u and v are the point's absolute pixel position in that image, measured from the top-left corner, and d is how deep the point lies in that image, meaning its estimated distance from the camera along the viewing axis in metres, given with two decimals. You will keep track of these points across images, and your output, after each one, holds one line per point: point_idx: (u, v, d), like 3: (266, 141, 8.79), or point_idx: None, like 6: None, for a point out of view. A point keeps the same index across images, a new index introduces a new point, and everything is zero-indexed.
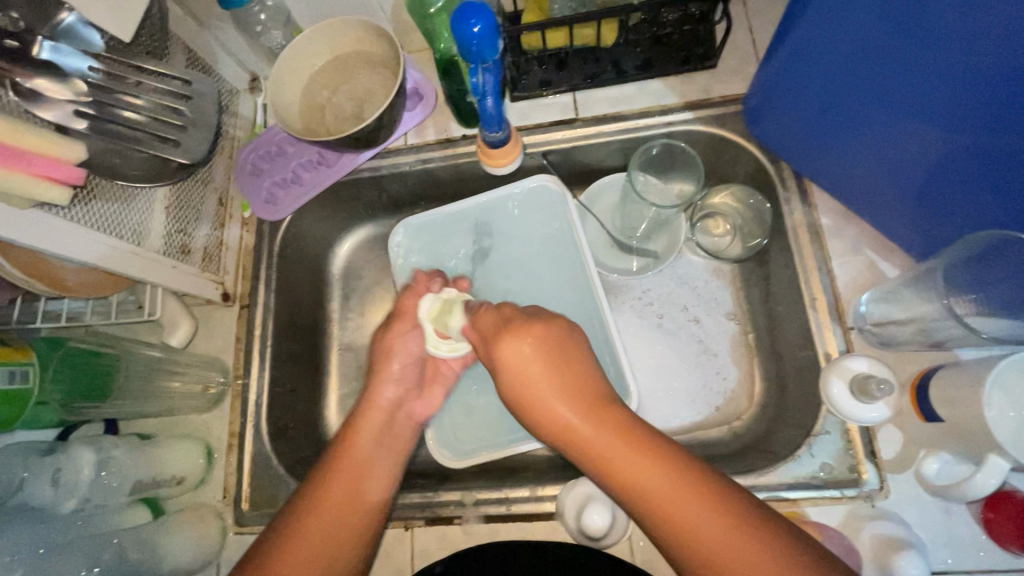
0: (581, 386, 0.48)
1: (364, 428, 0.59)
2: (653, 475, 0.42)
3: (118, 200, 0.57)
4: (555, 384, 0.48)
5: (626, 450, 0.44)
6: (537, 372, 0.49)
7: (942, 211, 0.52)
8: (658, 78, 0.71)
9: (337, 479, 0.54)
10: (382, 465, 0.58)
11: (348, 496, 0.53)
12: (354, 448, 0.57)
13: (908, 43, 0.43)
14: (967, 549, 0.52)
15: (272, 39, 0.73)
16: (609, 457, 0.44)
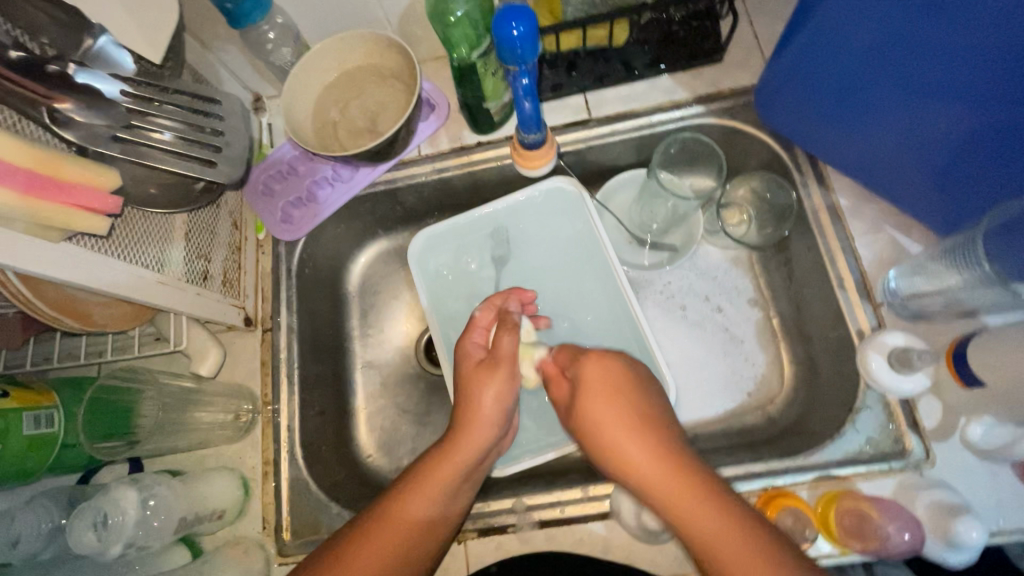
0: (638, 426, 0.54)
1: (450, 454, 0.56)
2: (694, 504, 0.48)
3: (143, 229, 0.55)
4: (617, 419, 0.55)
5: (676, 487, 0.49)
6: (605, 405, 0.56)
7: (969, 183, 0.54)
8: (667, 74, 0.72)
9: (410, 509, 0.53)
10: (455, 492, 0.56)
11: (415, 526, 0.53)
12: (433, 477, 0.55)
13: (929, 28, 0.45)
14: (1015, 508, 0.54)
15: (283, 57, 0.71)
16: (659, 491, 0.49)
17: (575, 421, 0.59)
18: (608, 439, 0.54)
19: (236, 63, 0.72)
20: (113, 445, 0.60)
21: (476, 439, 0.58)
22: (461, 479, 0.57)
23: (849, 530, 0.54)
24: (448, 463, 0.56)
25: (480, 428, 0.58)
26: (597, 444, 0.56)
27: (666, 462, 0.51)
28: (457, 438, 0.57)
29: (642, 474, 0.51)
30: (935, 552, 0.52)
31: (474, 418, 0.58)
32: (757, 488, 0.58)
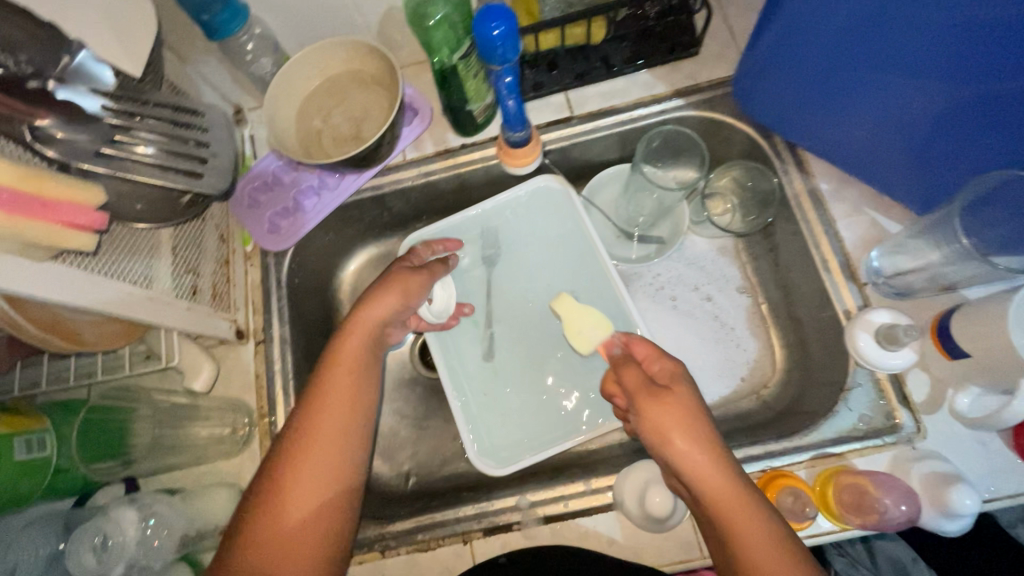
0: (711, 441, 0.50)
1: (320, 415, 0.58)
2: (758, 532, 0.46)
3: (129, 244, 0.55)
4: (705, 437, 0.50)
5: (744, 507, 0.47)
6: (692, 419, 0.51)
7: (944, 159, 0.55)
8: (646, 69, 0.74)
9: (297, 478, 0.55)
10: (342, 452, 0.57)
11: (310, 491, 0.55)
12: (316, 436, 0.57)
13: (901, 10, 0.46)
14: (1006, 475, 0.55)
15: (262, 67, 0.70)
16: (729, 506, 0.47)
17: (654, 429, 0.52)
18: (692, 453, 0.50)
19: (216, 76, 0.72)
20: (107, 465, 0.61)
21: (345, 388, 0.60)
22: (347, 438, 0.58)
23: (849, 505, 0.55)
24: (325, 421, 0.58)
25: (335, 389, 0.59)
26: (674, 453, 0.50)
27: (740, 481, 0.49)
28: (319, 396, 0.59)
29: (718, 488, 0.48)
30: (930, 522, 0.53)
31: (334, 370, 0.60)
32: (756, 470, 0.59)
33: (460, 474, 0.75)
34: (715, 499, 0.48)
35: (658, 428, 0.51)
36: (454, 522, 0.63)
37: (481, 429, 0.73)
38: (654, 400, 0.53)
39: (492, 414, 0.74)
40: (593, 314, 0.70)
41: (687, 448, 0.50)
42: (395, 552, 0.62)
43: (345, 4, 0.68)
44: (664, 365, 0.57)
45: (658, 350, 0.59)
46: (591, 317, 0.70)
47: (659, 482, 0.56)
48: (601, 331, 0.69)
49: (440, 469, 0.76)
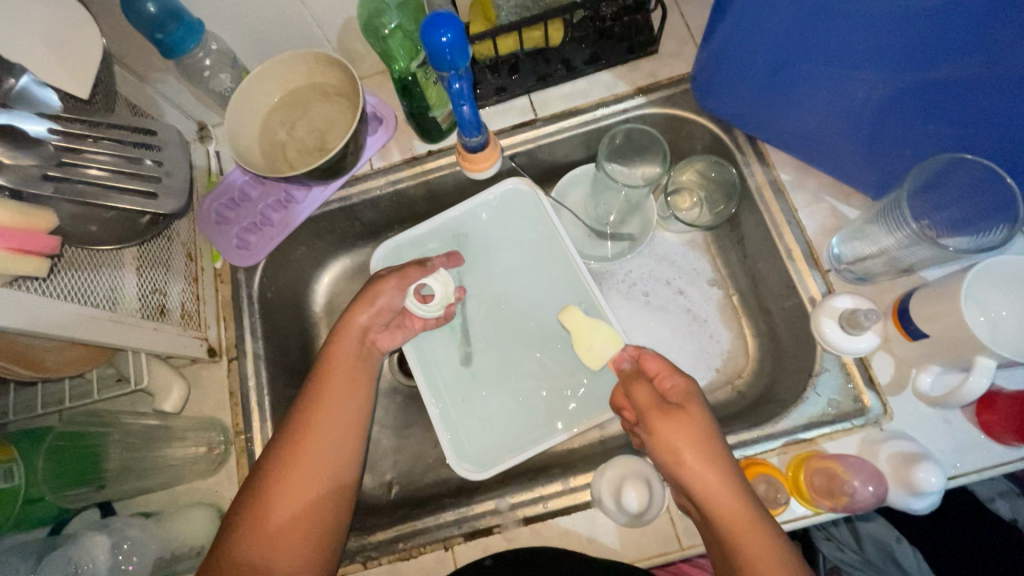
0: (722, 459, 0.51)
1: (315, 427, 0.60)
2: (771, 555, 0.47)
3: (89, 268, 0.54)
4: (716, 454, 0.51)
5: (750, 521, 0.48)
6: (704, 436, 0.52)
7: (894, 145, 0.57)
8: (606, 69, 0.74)
9: (290, 482, 0.56)
10: (331, 468, 0.59)
11: (300, 499, 0.56)
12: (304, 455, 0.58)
13: (839, 7, 0.47)
14: (971, 451, 0.57)
15: (222, 83, 0.70)
16: (741, 527, 0.48)
17: (665, 448, 0.52)
18: (701, 471, 0.50)
19: (176, 94, 0.71)
20: (79, 491, 0.61)
21: (339, 403, 0.62)
22: (343, 451, 0.60)
23: (821, 489, 0.56)
24: (319, 433, 0.59)
25: (330, 401, 0.62)
26: (685, 472, 0.51)
27: (747, 495, 0.50)
28: (314, 410, 0.61)
29: (727, 507, 0.49)
30: (899, 500, 0.54)
31: (330, 384, 0.63)
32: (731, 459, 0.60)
33: (441, 480, 0.75)
34: (727, 517, 0.49)
35: (670, 447, 0.52)
36: (435, 529, 0.63)
37: (460, 434, 0.73)
38: (668, 416, 0.53)
39: (471, 418, 0.74)
40: (603, 327, 0.70)
41: (696, 467, 0.50)
42: (377, 562, 0.62)
43: (303, 16, 0.68)
44: (675, 383, 0.56)
45: (669, 364, 0.58)
46: (601, 330, 0.69)
47: (635, 476, 0.57)
48: (609, 344, 0.68)
49: (421, 477, 0.75)
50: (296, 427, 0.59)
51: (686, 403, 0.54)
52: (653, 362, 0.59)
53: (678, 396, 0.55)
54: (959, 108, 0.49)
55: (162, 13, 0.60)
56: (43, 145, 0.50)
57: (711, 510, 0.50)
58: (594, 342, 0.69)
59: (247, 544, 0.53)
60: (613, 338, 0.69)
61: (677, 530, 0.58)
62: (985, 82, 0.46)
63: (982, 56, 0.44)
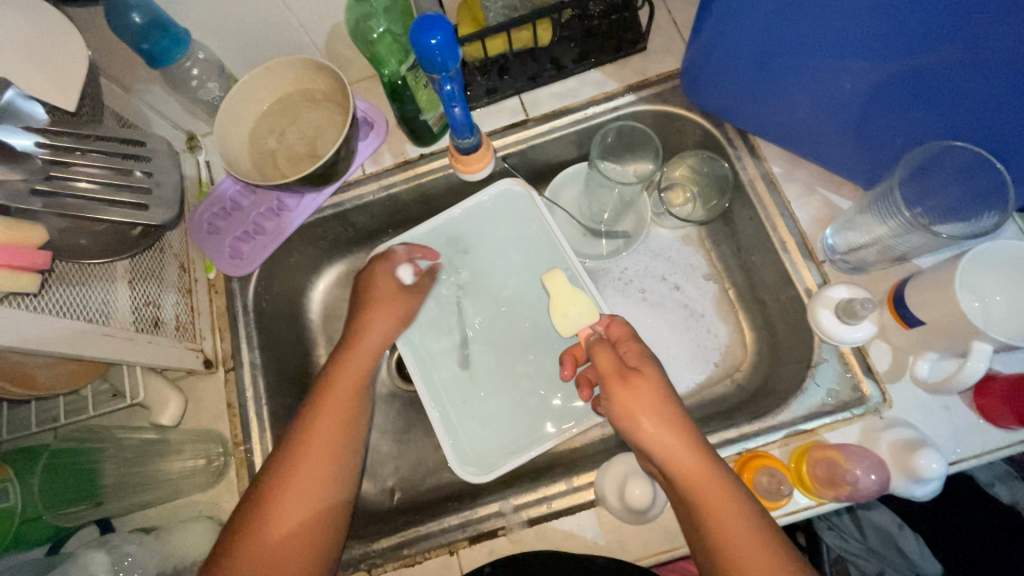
0: (675, 418, 0.52)
1: (318, 415, 0.62)
2: (726, 507, 0.48)
3: (80, 281, 0.54)
4: (673, 415, 0.52)
5: (716, 484, 0.49)
6: (661, 399, 0.53)
7: (880, 135, 0.57)
8: (596, 68, 0.75)
9: (291, 486, 0.57)
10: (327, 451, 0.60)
11: (294, 497, 0.57)
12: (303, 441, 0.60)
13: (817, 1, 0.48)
14: (971, 435, 0.57)
15: (210, 92, 0.70)
16: (699, 484, 0.49)
17: (627, 412, 0.53)
18: (662, 434, 0.51)
19: (164, 104, 0.71)
20: (78, 508, 0.60)
21: (338, 403, 0.63)
22: (336, 449, 0.61)
23: (823, 479, 0.55)
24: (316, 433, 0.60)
25: (331, 402, 0.63)
26: (645, 435, 0.52)
27: (712, 460, 0.51)
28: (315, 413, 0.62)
29: (685, 465, 0.50)
30: (901, 488, 0.54)
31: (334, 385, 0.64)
32: (733, 453, 0.60)
33: (444, 485, 0.74)
34: (685, 475, 0.50)
35: (627, 410, 0.53)
36: (439, 533, 0.63)
37: (461, 438, 0.72)
38: (625, 382, 0.54)
39: (471, 421, 0.73)
40: (583, 300, 0.66)
41: (657, 430, 0.52)
42: (382, 570, 0.61)
43: (289, 23, 0.68)
44: (631, 347, 0.58)
45: (631, 332, 0.60)
46: (576, 302, 0.66)
47: (639, 473, 0.57)
48: (585, 317, 0.65)
49: (424, 482, 0.75)
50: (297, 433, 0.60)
51: (643, 365, 0.55)
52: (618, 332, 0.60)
53: (639, 361, 0.56)
54: (941, 95, 0.50)
55: (147, 24, 0.59)
56: (29, 158, 0.50)
57: (672, 471, 0.51)
58: (570, 310, 0.65)
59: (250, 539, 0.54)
60: (590, 311, 0.66)
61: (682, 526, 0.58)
62: (967, 68, 0.46)
63: (962, 42, 0.45)
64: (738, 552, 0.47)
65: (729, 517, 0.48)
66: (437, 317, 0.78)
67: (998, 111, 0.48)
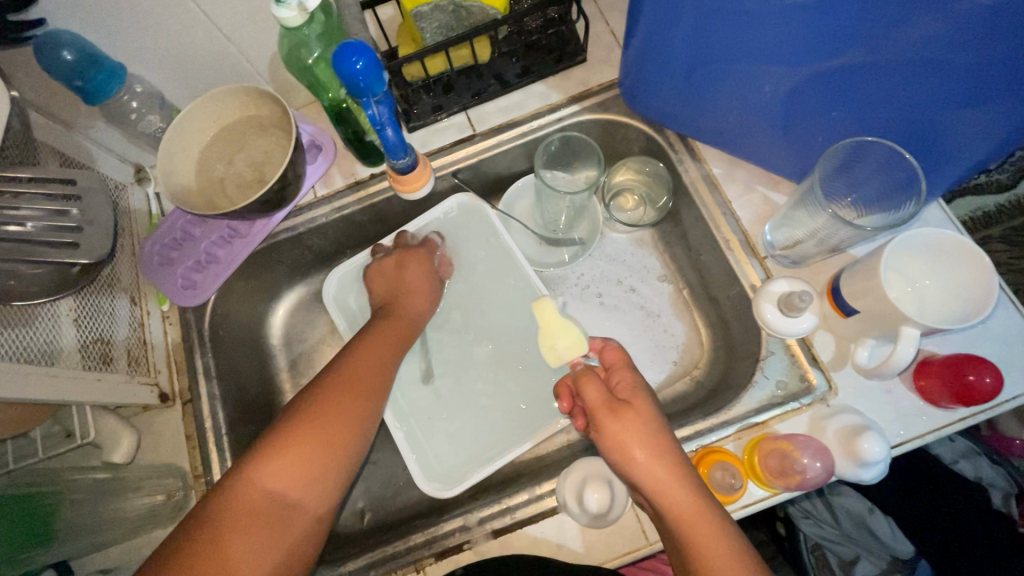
0: (666, 444, 0.53)
1: (309, 434, 0.56)
2: (706, 528, 0.49)
3: (21, 323, 0.53)
4: (667, 448, 0.53)
5: (698, 507, 0.50)
6: (657, 430, 0.54)
7: (806, 133, 0.60)
8: (539, 80, 0.76)
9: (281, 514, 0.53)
10: (325, 481, 0.56)
11: (271, 495, 0.53)
12: (291, 465, 0.54)
13: (730, 12, 0.50)
14: (912, 417, 0.59)
15: (150, 124, 0.70)
16: (691, 518, 0.49)
17: (620, 443, 0.53)
18: (654, 463, 0.52)
19: (107, 138, 0.70)
20: (32, 554, 0.57)
21: (342, 403, 0.59)
22: (331, 451, 0.56)
23: (774, 470, 0.57)
24: (317, 433, 0.56)
25: (338, 402, 0.59)
26: (640, 467, 0.52)
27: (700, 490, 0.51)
28: (313, 408, 0.57)
29: (674, 492, 0.51)
30: (848, 472, 0.56)
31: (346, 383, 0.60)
32: (689, 450, 0.61)
33: (412, 502, 0.74)
34: (677, 506, 0.50)
35: (618, 440, 0.53)
36: (405, 552, 0.62)
37: (427, 453, 0.73)
38: (619, 409, 0.55)
39: (436, 435, 0.74)
40: (571, 329, 0.64)
41: (649, 459, 0.52)
42: None
43: (230, 52, 0.69)
44: (623, 378, 0.59)
45: (625, 360, 0.61)
46: (563, 333, 0.64)
47: (596, 477, 0.58)
48: (571, 345, 0.63)
49: (392, 501, 0.75)
50: (291, 425, 0.56)
51: (640, 395, 0.57)
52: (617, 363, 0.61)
53: (634, 395, 0.57)
54: (857, 94, 0.52)
55: (80, 60, 0.58)
56: None
57: (664, 502, 0.51)
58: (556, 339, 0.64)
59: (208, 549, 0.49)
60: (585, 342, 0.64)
61: (643, 526, 0.59)
62: (879, 68, 0.48)
63: (874, 43, 0.47)
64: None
65: (709, 538, 0.48)
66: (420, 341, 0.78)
67: (910, 107, 0.50)
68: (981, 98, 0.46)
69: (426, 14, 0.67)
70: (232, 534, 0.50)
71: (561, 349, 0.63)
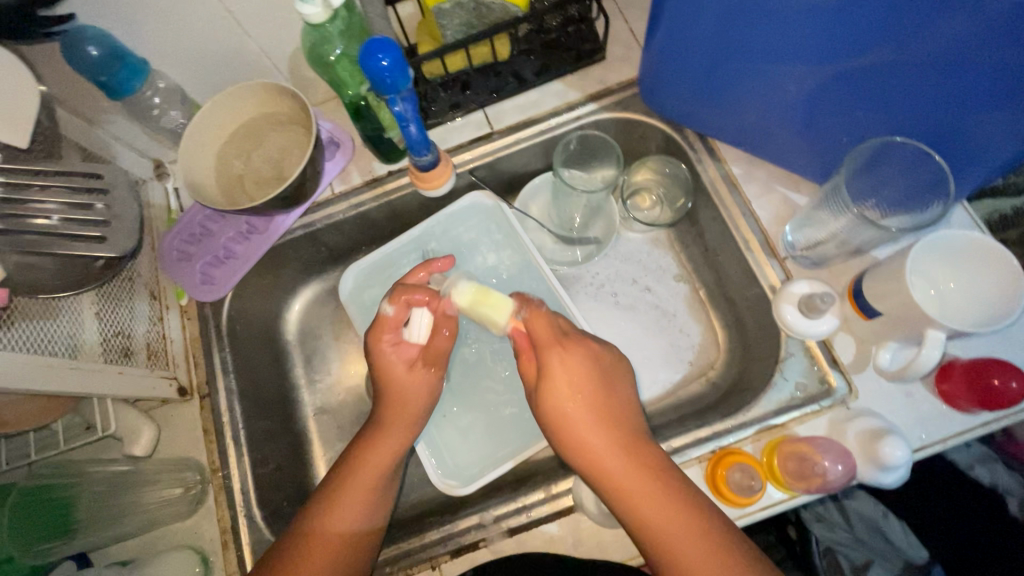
0: (599, 420, 0.54)
1: (371, 459, 0.60)
2: (648, 499, 0.51)
3: (44, 317, 0.54)
4: (594, 405, 0.54)
5: (637, 481, 0.51)
6: (583, 387, 0.54)
7: (829, 133, 0.59)
8: (557, 79, 0.76)
9: (351, 527, 0.57)
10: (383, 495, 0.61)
11: (345, 517, 0.57)
12: (359, 486, 0.59)
13: (750, 14, 0.50)
14: (934, 421, 0.58)
15: (172, 119, 0.71)
16: (626, 492, 0.51)
17: (545, 403, 0.55)
18: (581, 425, 0.54)
19: (128, 134, 0.71)
20: (53, 545, 0.58)
21: (398, 430, 0.62)
22: (389, 469, 0.61)
23: (794, 473, 0.57)
24: (379, 461, 0.60)
25: (390, 436, 0.62)
26: (565, 427, 0.54)
27: (638, 460, 0.52)
28: (373, 435, 0.62)
29: (609, 468, 0.52)
30: (869, 476, 0.55)
31: (395, 416, 0.63)
32: (707, 450, 0.61)
33: (426, 499, 0.74)
34: (613, 482, 0.52)
35: (556, 422, 0.55)
36: (421, 549, 0.63)
37: (443, 451, 0.73)
38: (544, 393, 0.55)
39: (452, 434, 0.74)
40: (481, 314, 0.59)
41: (577, 423, 0.54)
42: None
43: (250, 49, 0.69)
44: (553, 354, 0.56)
45: (551, 332, 0.57)
46: (483, 308, 0.59)
47: None
48: (495, 314, 0.58)
49: (406, 497, 0.75)
50: (355, 453, 0.61)
51: (567, 349, 0.56)
52: (538, 321, 0.57)
53: (555, 358, 0.55)
54: (883, 95, 0.52)
55: (105, 55, 0.59)
56: None
57: (600, 480, 0.53)
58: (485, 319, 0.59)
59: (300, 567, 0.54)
60: (498, 300, 0.58)
61: None
62: (907, 68, 0.48)
63: (900, 43, 0.46)
64: (672, 543, 0.49)
65: (649, 508, 0.50)
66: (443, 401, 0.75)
67: (938, 108, 0.50)
68: (1012, 98, 0.45)
69: (448, 12, 0.67)
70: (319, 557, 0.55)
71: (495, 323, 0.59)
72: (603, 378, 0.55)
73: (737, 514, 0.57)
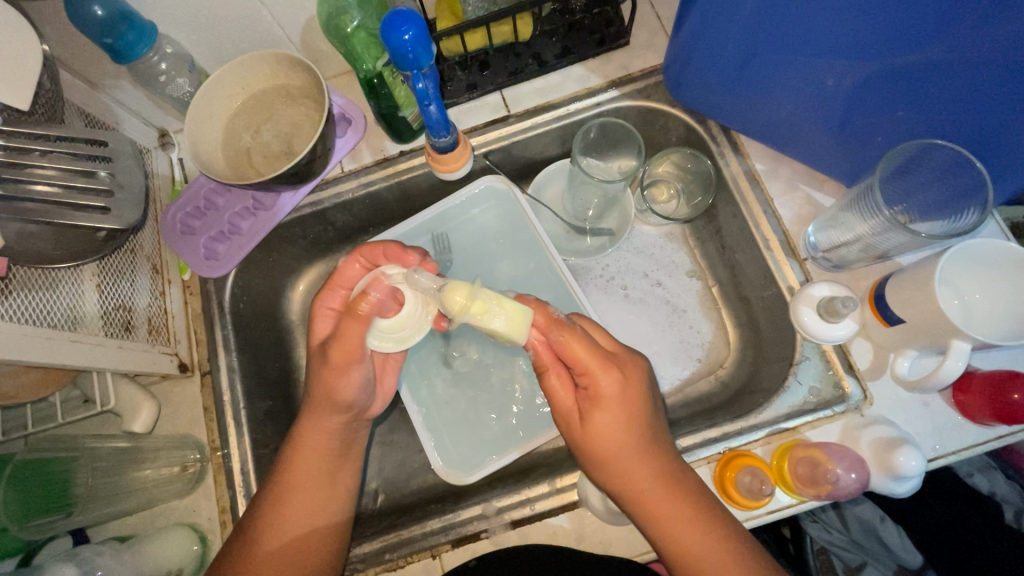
0: (645, 439, 0.52)
1: (319, 459, 0.58)
2: (682, 516, 0.50)
3: (43, 286, 0.52)
4: (641, 427, 0.52)
5: (673, 497, 0.51)
6: (633, 412, 0.51)
7: (864, 133, 0.57)
8: (579, 63, 0.73)
9: (308, 526, 0.56)
10: (336, 492, 0.59)
11: (302, 518, 0.56)
12: (306, 487, 0.57)
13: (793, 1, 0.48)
14: (948, 432, 0.58)
15: (179, 87, 0.68)
16: (664, 509, 0.50)
17: (591, 429, 0.51)
18: (626, 442, 0.51)
19: (132, 100, 0.69)
20: (50, 519, 0.58)
21: (327, 421, 0.59)
22: (327, 464, 0.59)
23: (804, 478, 0.56)
24: (317, 460, 0.58)
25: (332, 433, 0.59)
26: (607, 448, 0.51)
27: (672, 477, 0.52)
28: (320, 437, 0.58)
29: (647, 486, 0.51)
30: (881, 485, 0.55)
31: (315, 403, 0.58)
32: (716, 452, 0.60)
33: (426, 486, 0.74)
34: (649, 499, 0.50)
35: (596, 440, 0.51)
36: (422, 537, 0.62)
37: (445, 439, 0.72)
38: (588, 410, 0.52)
39: (456, 423, 0.73)
40: (496, 317, 0.48)
41: (623, 440, 0.51)
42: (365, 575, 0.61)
43: (263, 17, 0.66)
44: (605, 378, 0.50)
45: (600, 354, 0.51)
46: (501, 320, 0.48)
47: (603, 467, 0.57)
48: (513, 329, 0.48)
49: (408, 483, 0.74)
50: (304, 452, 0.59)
51: (621, 372, 0.51)
52: (575, 344, 0.50)
53: (607, 380, 0.51)
54: (926, 94, 0.49)
55: (110, 16, 0.57)
56: None
57: (635, 498, 0.51)
58: (495, 331, 0.48)
59: (262, 565, 0.53)
60: (517, 308, 0.49)
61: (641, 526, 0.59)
62: (954, 67, 0.46)
63: (953, 41, 0.44)
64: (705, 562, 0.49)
65: (684, 527, 0.50)
66: (424, 396, 0.73)
67: (983, 110, 0.48)
68: None
69: None
70: (264, 562, 0.53)
71: (509, 337, 0.48)
72: (652, 399, 0.53)
73: (744, 517, 0.56)
